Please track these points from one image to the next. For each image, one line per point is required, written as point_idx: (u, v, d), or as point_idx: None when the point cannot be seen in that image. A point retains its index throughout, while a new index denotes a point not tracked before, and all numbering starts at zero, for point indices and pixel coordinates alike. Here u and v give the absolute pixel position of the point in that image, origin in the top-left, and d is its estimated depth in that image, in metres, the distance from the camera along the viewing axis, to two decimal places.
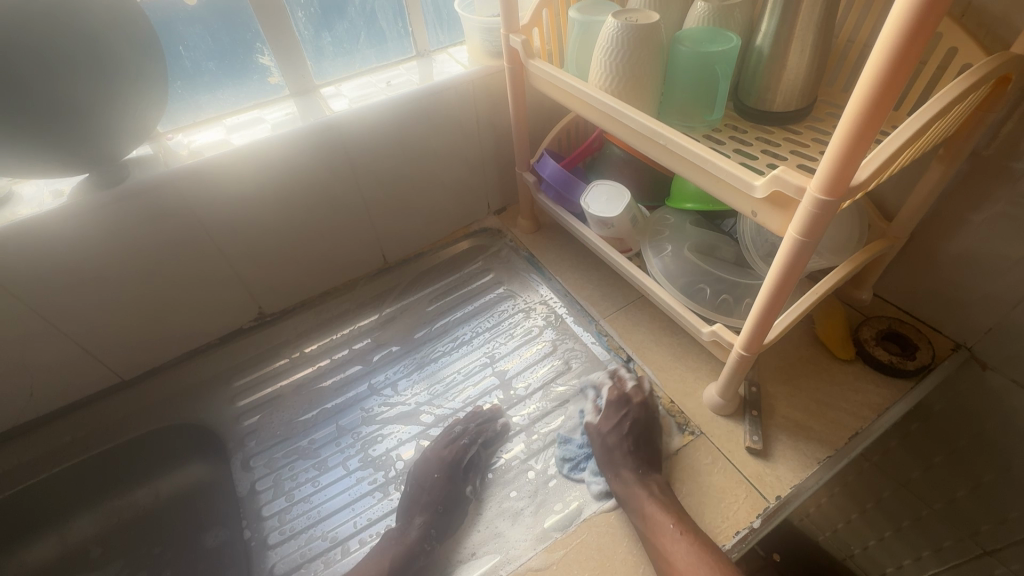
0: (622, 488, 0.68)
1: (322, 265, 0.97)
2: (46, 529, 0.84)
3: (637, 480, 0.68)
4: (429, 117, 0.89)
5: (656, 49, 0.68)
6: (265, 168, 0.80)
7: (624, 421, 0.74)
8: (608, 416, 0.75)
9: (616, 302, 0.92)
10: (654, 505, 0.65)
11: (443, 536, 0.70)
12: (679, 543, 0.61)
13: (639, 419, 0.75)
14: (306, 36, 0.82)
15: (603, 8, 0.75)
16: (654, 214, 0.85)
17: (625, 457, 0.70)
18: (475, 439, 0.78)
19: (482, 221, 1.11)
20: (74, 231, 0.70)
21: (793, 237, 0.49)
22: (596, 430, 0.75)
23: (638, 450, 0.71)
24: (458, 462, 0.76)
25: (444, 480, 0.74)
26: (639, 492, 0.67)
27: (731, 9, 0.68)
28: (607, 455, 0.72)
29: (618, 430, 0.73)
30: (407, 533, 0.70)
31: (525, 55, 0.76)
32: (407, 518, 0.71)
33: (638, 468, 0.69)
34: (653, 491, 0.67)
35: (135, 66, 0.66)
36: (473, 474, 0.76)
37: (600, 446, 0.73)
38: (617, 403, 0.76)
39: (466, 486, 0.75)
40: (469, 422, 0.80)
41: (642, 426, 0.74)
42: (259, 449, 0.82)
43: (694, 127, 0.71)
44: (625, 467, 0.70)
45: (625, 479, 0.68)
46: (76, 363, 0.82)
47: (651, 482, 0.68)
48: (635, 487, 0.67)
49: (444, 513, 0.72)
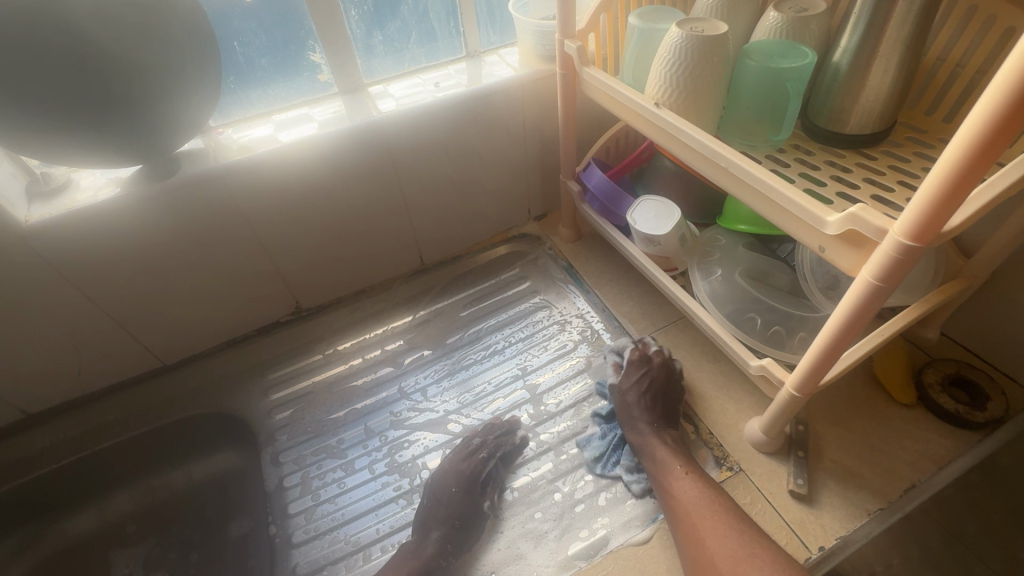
0: (638, 438, 0.72)
1: (360, 265, 0.97)
2: (86, 503, 0.88)
3: (653, 431, 0.72)
4: (476, 120, 0.87)
5: (721, 62, 0.63)
6: (310, 166, 0.79)
7: (644, 378, 0.76)
8: (629, 374, 0.77)
9: (657, 322, 0.88)
10: (666, 451, 0.69)
11: (461, 551, 0.69)
12: (688, 480, 0.65)
13: (657, 377, 0.76)
14: (358, 34, 0.81)
15: (665, 15, 0.71)
16: (704, 233, 0.81)
17: (643, 411, 0.73)
18: (492, 450, 0.77)
19: (522, 227, 1.08)
20: (126, 220, 0.72)
21: (867, 280, 0.44)
22: (617, 389, 0.78)
23: (656, 404, 0.74)
24: (477, 476, 0.74)
25: (463, 493, 0.72)
26: (653, 441, 0.71)
27: (807, 21, 0.63)
28: (624, 412, 0.75)
29: (637, 387, 0.75)
30: (425, 547, 0.68)
31: (580, 61, 0.73)
32: (424, 531, 0.70)
33: (658, 419, 0.73)
34: (667, 440, 0.71)
35: (188, 57, 0.67)
36: (491, 489, 0.74)
37: (619, 402, 0.76)
38: (639, 361, 0.78)
39: (482, 501, 0.73)
40: (487, 435, 0.78)
41: (660, 385, 0.76)
42: (289, 444, 0.82)
43: (755, 147, 0.67)
44: (642, 419, 0.73)
45: (641, 430, 0.72)
46: (120, 346, 0.85)
47: (667, 433, 0.72)
48: (650, 437, 0.71)
49: (462, 528, 0.70)
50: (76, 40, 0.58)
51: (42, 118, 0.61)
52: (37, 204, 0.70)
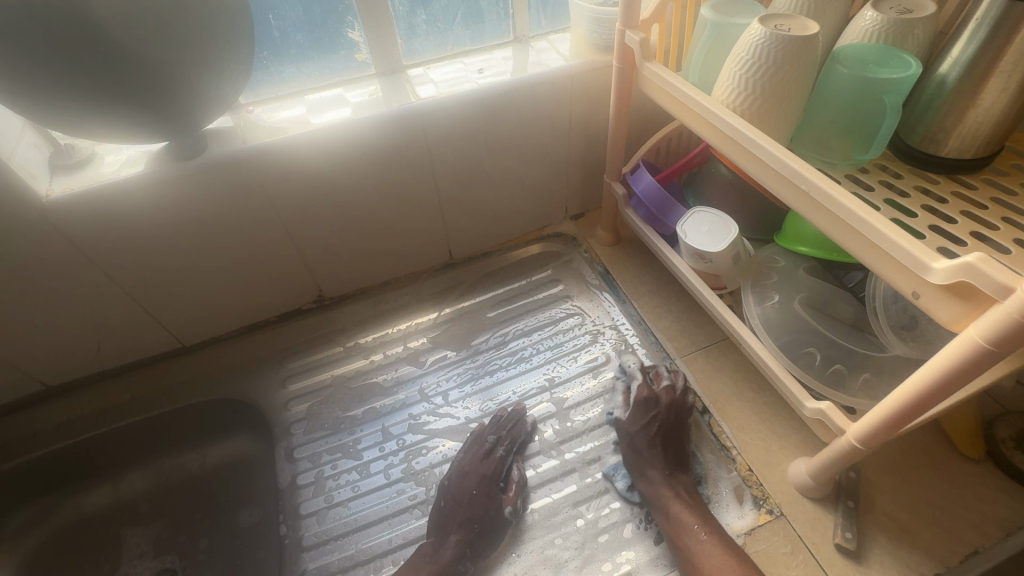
0: (649, 488, 0.67)
1: (388, 256, 0.93)
2: (101, 477, 0.87)
3: (664, 481, 0.67)
4: (520, 111, 0.81)
5: (807, 66, 0.56)
6: (340, 153, 0.75)
7: (654, 422, 0.71)
8: (636, 417, 0.73)
9: (697, 341, 0.83)
10: (681, 506, 0.64)
11: (479, 557, 0.67)
12: (709, 543, 0.60)
13: (667, 421, 0.71)
14: (400, 12, 0.75)
15: (742, 8, 0.64)
16: (760, 252, 0.74)
17: (653, 459, 0.69)
18: (510, 447, 0.75)
19: (557, 226, 1.02)
20: (150, 200, 0.69)
21: (977, 342, 0.38)
22: (622, 428, 0.73)
23: (668, 449, 0.70)
24: (496, 476, 0.72)
25: (484, 493, 0.70)
26: (664, 492, 0.66)
27: (911, 25, 0.55)
28: (634, 458, 0.70)
29: (646, 432, 0.71)
30: (443, 552, 0.66)
31: (641, 56, 0.66)
32: (443, 535, 0.68)
33: (669, 467, 0.68)
34: (681, 492, 0.66)
35: (220, 31, 0.63)
36: (513, 493, 0.71)
37: (626, 446, 0.72)
38: (646, 405, 0.73)
39: (503, 506, 0.70)
40: (500, 431, 0.76)
41: (671, 429, 0.71)
42: (305, 439, 0.80)
43: (835, 164, 0.59)
44: (652, 468, 0.68)
45: (652, 479, 0.68)
46: (140, 326, 0.83)
47: (679, 484, 0.67)
48: (662, 488, 0.67)
49: (483, 534, 0.67)
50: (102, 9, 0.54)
51: (64, 90, 0.57)
52: (59, 176, 0.67)
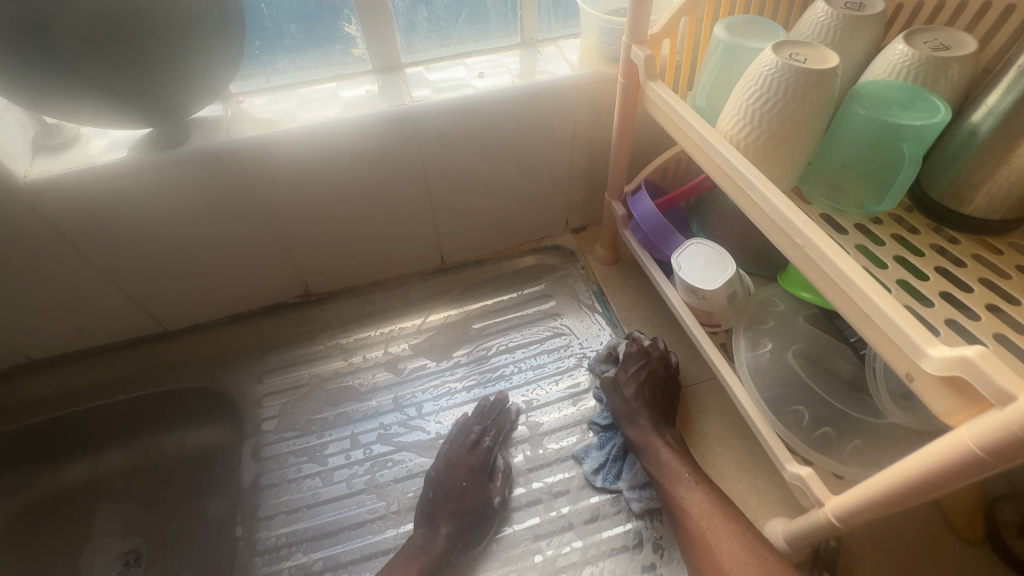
0: (638, 435, 0.68)
1: (377, 258, 0.90)
2: (79, 452, 0.87)
3: (652, 428, 0.68)
4: (520, 120, 0.77)
5: (823, 102, 0.50)
6: (328, 152, 0.72)
7: (643, 370, 0.72)
8: (626, 367, 0.73)
9: (686, 376, 0.78)
10: (669, 454, 0.65)
11: (470, 549, 0.67)
12: (697, 489, 0.61)
13: (656, 373, 0.72)
14: (400, 8, 0.72)
15: (761, 30, 0.58)
16: (760, 291, 0.69)
17: (642, 407, 0.70)
18: (496, 435, 0.75)
19: (556, 238, 0.98)
20: (130, 187, 0.68)
21: (968, 446, 0.34)
22: (612, 381, 0.73)
23: (656, 401, 0.70)
24: (483, 466, 0.72)
25: (472, 485, 0.70)
26: (653, 440, 0.67)
27: (946, 64, 0.49)
28: (624, 407, 0.71)
29: (636, 379, 0.72)
30: (433, 544, 0.66)
31: (646, 74, 0.61)
32: (432, 527, 0.68)
33: (656, 419, 0.69)
34: (669, 440, 0.67)
35: (208, 20, 0.61)
36: (501, 483, 0.72)
37: (616, 393, 0.72)
38: (637, 354, 0.73)
39: (492, 497, 0.70)
40: (484, 421, 0.76)
41: (658, 380, 0.72)
42: (273, 439, 0.79)
43: (847, 212, 0.54)
44: (641, 415, 0.69)
45: (641, 425, 0.69)
46: (123, 309, 0.83)
47: (667, 433, 0.68)
48: (649, 437, 0.67)
49: (474, 526, 0.68)
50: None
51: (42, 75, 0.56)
52: (42, 157, 0.67)
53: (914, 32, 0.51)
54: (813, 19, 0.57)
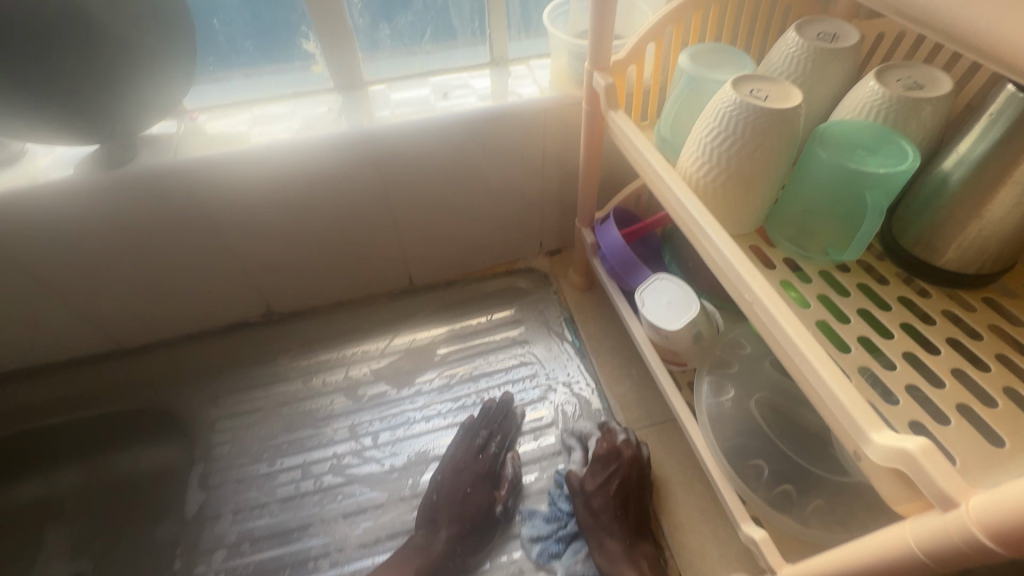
0: (608, 564, 0.62)
1: (341, 277, 0.88)
2: (34, 469, 0.82)
3: (623, 556, 0.61)
4: (486, 142, 0.74)
5: (783, 143, 0.47)
6: (282, 173, 0.70)
7: (613, 479, 0.66)
8: (596, 471, 0.67)
9: (652, 415, 0.75)
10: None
11: (470, 554, 0.67)
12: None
13: (628, 478, 0.66)
14: (361, 25, 0.70)
15: (727, 60, 0.55)
16: (727, 332, 0.65)
17: (614, 523, 0.63)
18: (503, 441, 0.75)
19: (530, 261, 0.95)
20: (74, 207, 0.65)
21: (910, 547, 0.30)
22: (577, 481, 0.67)
23: (626, 513, 0.64)
24: (490, 474, 0.72)
25: (477, 490, 0.70)
26: (623, 570, 0.60)
27: (917, 106, 0.45)
28: (595, 523, 0.64)
29: (605, 490, 0.65)
30: (432, 546, 0.66)
31: (607, 103, 0.58)
32: (433, 528, 0.68)
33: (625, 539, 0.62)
34: (641, 567, 0.60)
35: (153, 38, 0.59)
36: (506, 492, 0.71)
37: (584, 512, 0.65)
38: (607, 459, 0.67)
39: (495, 503, 0.70)
40: (491, 425, 0.76)
41: (630, 487, 0.65)
42: (224, 465, 0.77)
43: (812, 258, 0.51)
44: (610, 537, 0.63)
45: (609, 551, 0.62)
46: (77, 326, 0.81)
47: (641, 556, 0.61)
48: (620, 565, 0.61)
49: (477, 530, 0.68)
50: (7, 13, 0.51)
51: None
52: None
53: (885, 68, 0.48)
54: (783, 50, 0.54)
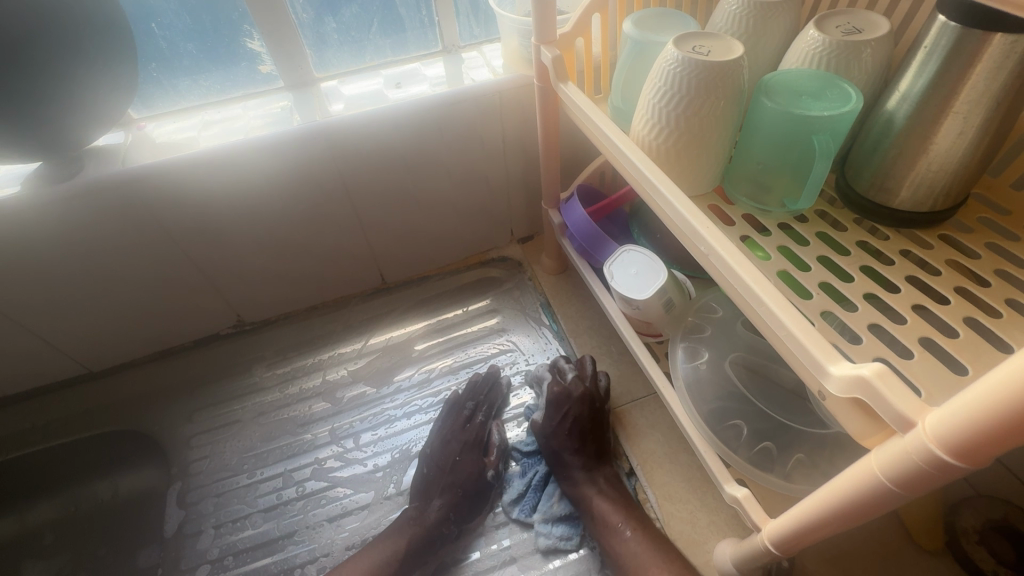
0: (572, 489, 0.65)
1: (311, 281, 0.86)
2: (7, 506, 0.80)
3: (585, 478, 0.65)
4: (444, 130, 0.73)
5: (730, 97, 0.47)
6: (237, 178, 0.68)
7: (566, 421, 0.67)
8: (548, 418, 0.68)
9: (633, 391, 0.74)
10: (602, 502, 0.63)
11: (464, 521, 0.67)
12: (637, 542, 0.58)
13: (582, 416, 0.67)
14: (305, 21, 0.69)
15: (671, 23, 0.55)
16: (698, 298, 0.65)
17: (574, 457, 0.66)
18: (490, 410, 0.76)
19: (502, 249, 0.95)
20: (22, 225, 0.63)
21: (876, 477, 0.30)
22: (540, 430, 0.69)
23: (586, 445, 0.66)
24: (477, 441, 0.72)
25: (468, 458, 0.71)
26: (586, 490, 0.64)
27: (859, 48, 0.45)
28: (554, 458, 0.67)
29: (561, 429, 0.67)
30: (427, 514, 0.66)
31: (556, 76, 0.57)
32: (426, 498, 0.68)
33: (587, 463, 0.66)
34: (603, 486, 0.64)
35: (91, 44, 0.57)
36: (495, 457, 0.72)
37: (547, 444, 0.68)
38: (557, 402, 0.67)
39: (485, 469, 0.70)
40: (476, 395, 0.76)
41: (589, 423, 0.67)
42: (202, 482, 0.75)
43: (770, 211, 0.51)
44: (573, 466, 0.66)
45: (573, 478, 0.65)
46: (38, 352, 0.78)
47: (600, 477, 0.65)
48: (584, 485, 0.64)
49: (470, 497, 0.68)
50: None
51: None
52: None
53: (826, 16, 0.48)
54: (725, 8, 0.54)
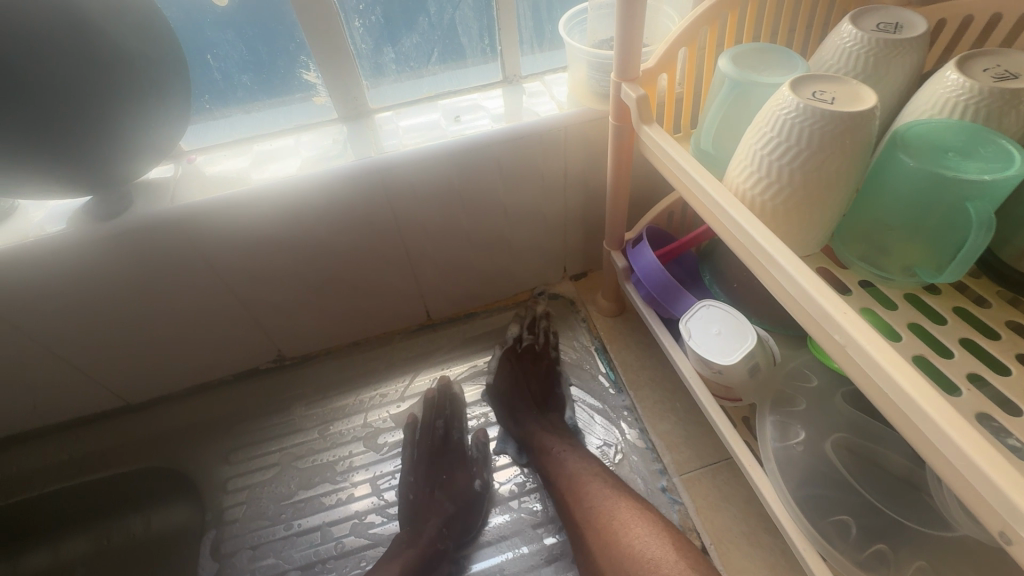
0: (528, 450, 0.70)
1: (355, 317, 0.82)
2: (42, 539, 0.78)
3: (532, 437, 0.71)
4: (502, 166, 0.68)
5: (857, 151, 0.41)
6: (286, 215, 0.65)
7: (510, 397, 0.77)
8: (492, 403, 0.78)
9: (703, 455, 0.67)
10: (547, 453, 0.68)
11: (459, 537, 0.67)
12: (566, 457, 0.66)
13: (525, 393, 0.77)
14: (363, 51, 0.66)
15: (775, 61, 0.49)
16: (786, 362, 0.58)
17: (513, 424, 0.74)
18: (450, 420, 0.77)
19: (554, 286, 0.89)
20: (68, 261, 0.61)
21: None
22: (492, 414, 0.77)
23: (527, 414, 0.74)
24: (453, 457, 0.74)
25: (453, 476, 0.72)
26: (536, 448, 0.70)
27: (1018, 98, 0.39)
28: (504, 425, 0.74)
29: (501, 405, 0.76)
30: (422, 535, 0.66)
31: (639, 116, 0.52)
32: (419, 521, 0.68)
33: (534, 413, 0.75)
34: (551, 438, 0.70)
35: (142, 76, 0.54)
36: (477, 468, 0.73)
37: (501, 402, 0.77)
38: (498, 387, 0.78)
39: (472, 481, 0.72)
40: (440, 411, 0.77)
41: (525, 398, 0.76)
42: (238, 531, 0.71)
43: (893, 279, 0.44)
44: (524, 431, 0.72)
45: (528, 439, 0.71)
46: (79, 384, 0.76)
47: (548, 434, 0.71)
48: (530, 425, 0.72)
49: (462, 510, 0.68)
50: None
51: None
52: None
53: (970, 57, 0.41)
54: (837, 43, 0.48)
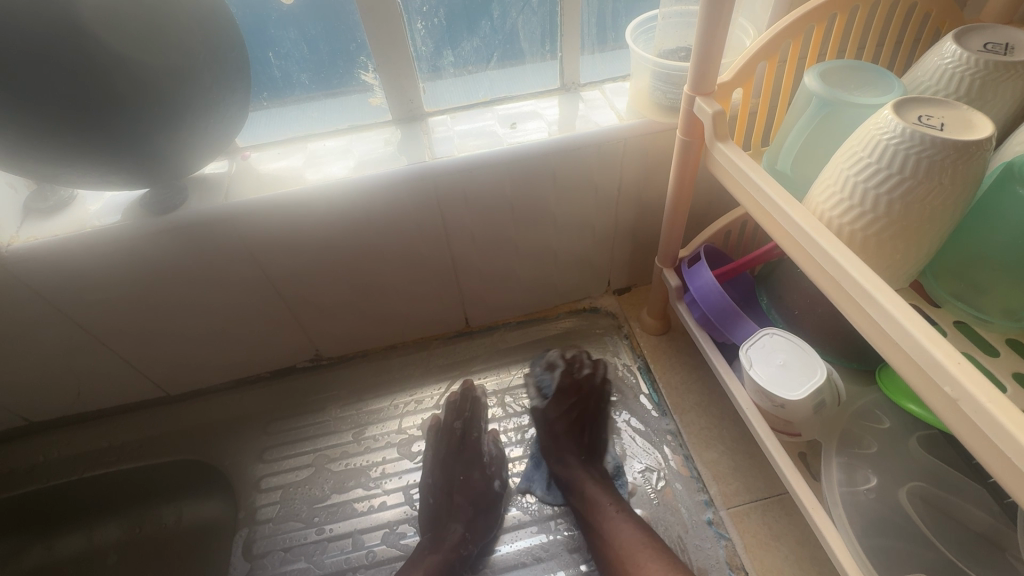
0: (566, 473, 0.68)
1: (394, 320, 0.81)
2: (78, 522, 0.79)
3: (580, 464, 0.68)
4: (557, 175, 0.66)
5: (966, 183, 0.37)
6: (336, 216, 0.64)
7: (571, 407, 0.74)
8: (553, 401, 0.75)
9: (752, 489, 0.64)
10: (593, 486, 0.66)
11: (480, 539, 0.67)
12: (617, 520, 0.61)
13: (582, 406, 0.74)
14: (423, 53, 0.65)
15: (868, 80, 0.46)
16: (853, 399, 0.55)
17: (570, 446, 0.70)
18: (476, 424, 0.76)
19: (596, 299, 0.87)
20: (122, 252, 0.61)
21: None
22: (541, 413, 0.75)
23: (580, 435, 0.72)
24: (472, 456, 0.73)
25: (472, 475, 0.71)
26: (576, 473, 0.67)
27: None
28: (552, 442, 0.72)
29: (560, 416, 0.73)
30: (446, 539, 0.65)
31: (713, 132, 0.49)
32: (443, 525, 0.67)
33: (578, 450, 0.70)
34: (594, 474, 0.67)
35: (208, 74, 0.53)
36: (495, 468, 0.73)
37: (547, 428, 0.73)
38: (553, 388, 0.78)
39: (491, 481, 0.71)
40: (461, 415, 0.76)
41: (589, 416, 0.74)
42: (271, 531, 0.71)
43: (991, 321, 0.42)
44: (571, 454, 0.70)
45: (568, 463, 0.69)
46: (121, 373, 0.77)
47: (595, 468, 0.68)
48: (575, 469, 0.68)
49: (480, 511, 0.68)
50: (40, 56, 0.44)
51: (25, 151, 0.49)
52: (32, 221, 0.62)
53: None
54: (936, 62, 0.45)
